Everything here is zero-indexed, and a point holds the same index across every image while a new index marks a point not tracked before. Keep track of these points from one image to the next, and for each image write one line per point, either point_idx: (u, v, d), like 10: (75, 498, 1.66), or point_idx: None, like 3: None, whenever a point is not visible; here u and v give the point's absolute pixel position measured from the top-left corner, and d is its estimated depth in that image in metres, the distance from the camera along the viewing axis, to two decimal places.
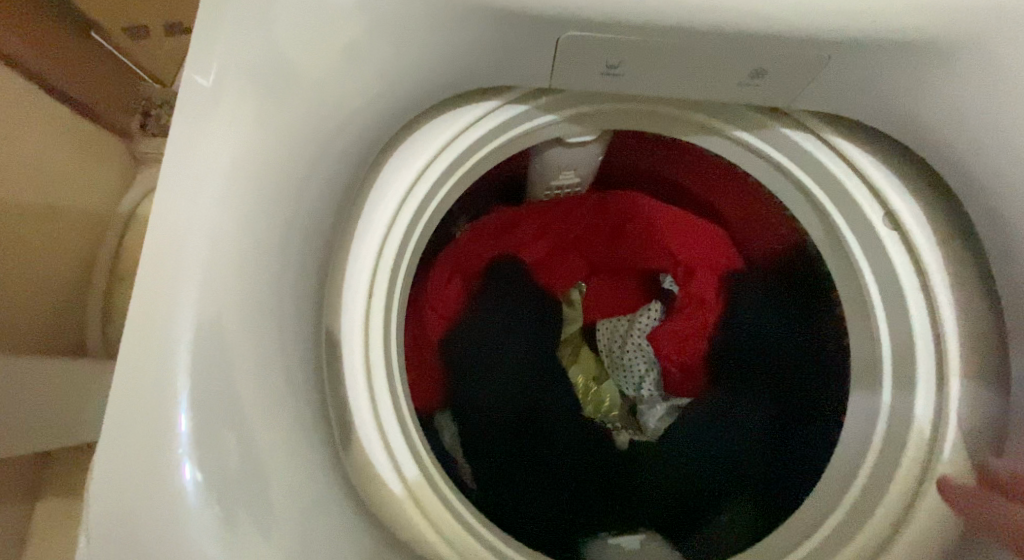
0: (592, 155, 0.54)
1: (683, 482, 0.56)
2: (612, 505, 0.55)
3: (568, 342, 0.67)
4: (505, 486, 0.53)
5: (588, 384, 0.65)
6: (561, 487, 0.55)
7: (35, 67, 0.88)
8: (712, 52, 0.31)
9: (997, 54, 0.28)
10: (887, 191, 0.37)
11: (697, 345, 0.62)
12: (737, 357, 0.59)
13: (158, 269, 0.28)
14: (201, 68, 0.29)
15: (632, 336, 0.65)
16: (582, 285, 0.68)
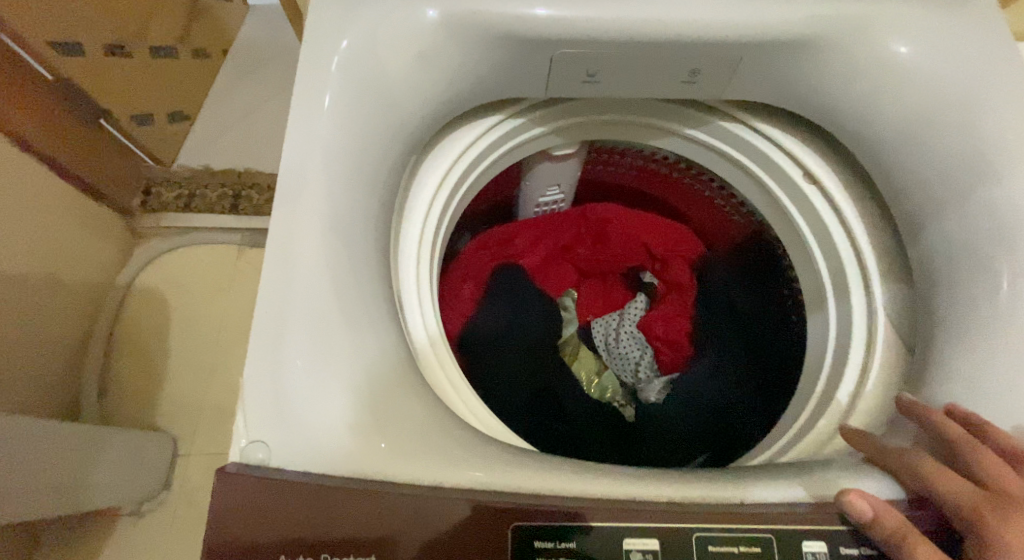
0: (572, 168, 0.69)
1: (691, 432, 0.63)
2: (632, 451, 0.62)
3: (568, 343, 0.75)
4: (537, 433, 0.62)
5: (591, 378, 0.74)
6: (586, 438, 0.62)
7: (48, 150, 0.97)
8: (661, 53, 0.44)
9: (846, 44, 0.42)
10: (801, 155, 0.50)
11: (683, 324, 0.72)
12: (717, 326, 0.69)
13: (290, 210, 0.37)
14: (309, 80, 0.40)
15: (625, 326, 0.75)
16: (573, 292, 0.78)
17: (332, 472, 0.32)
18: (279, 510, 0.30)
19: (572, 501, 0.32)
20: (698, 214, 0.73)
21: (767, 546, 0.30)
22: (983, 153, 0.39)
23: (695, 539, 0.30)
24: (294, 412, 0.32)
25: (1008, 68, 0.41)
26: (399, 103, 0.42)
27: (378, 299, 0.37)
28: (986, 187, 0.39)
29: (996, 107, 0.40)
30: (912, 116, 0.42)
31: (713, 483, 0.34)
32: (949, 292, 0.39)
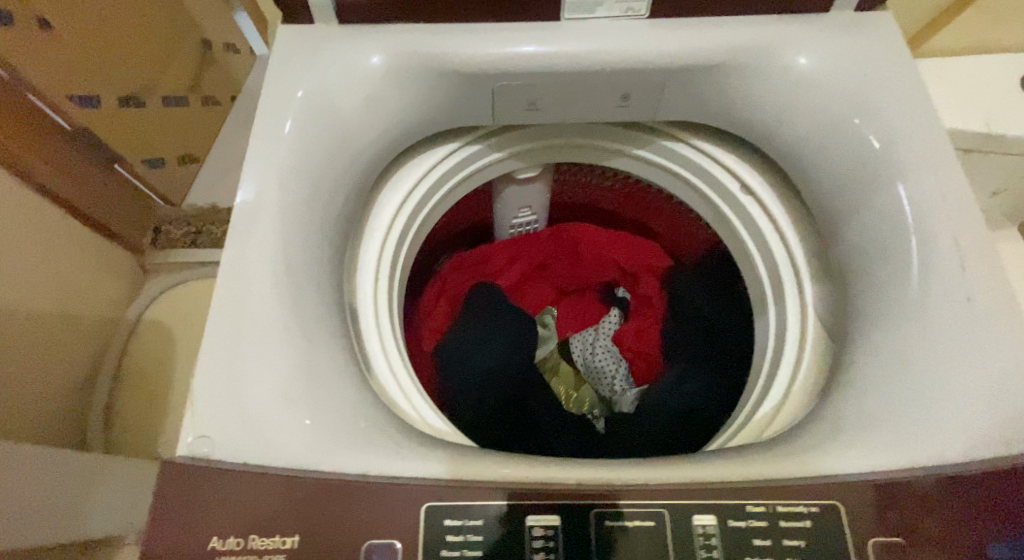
0: (541, 192, 0.72)
1: (657, 435, 0.63)
2: (591, 444, 0.64)
3: (549, 358, 0.79)
4: (501, 437, 0.63)
5: (569, 391, 0.77)
6: (550, 437, 0.64)
7: (67, 195, 1.04)
8: (591, 79, 0.48)
9: (752, 68, 0.47)
10: (735, 168, 0.54)
11: (652, 337, 0.74)
12: (683, 336, 0.71)
13: (246, 228, 0.41)
14: (269, 112, 0.45)
15: (601, 340, 0.76)
16: (553, 310, 0.80)
17: (272, 465, 0.34)
18: (210, 499, 0.33)
19: (490, 483, 0.34)
20: (665, 229, 0.76)
21: (660, 519, 0.33)
22: (885, 158, 0.43)
23: (595, 513, 0.33)
24: (239, 409, 0.35)
25: (907, 80, 0.45)
26: (351, 133, 0.46)
27: (322, 309, 0.41)
28: (888, 190, 0.42)
29: (897, 118, 0.43)
30: (819, 128, 0.46)
31: (627, 468, 0.36)
32: (864, 288, 0.42)
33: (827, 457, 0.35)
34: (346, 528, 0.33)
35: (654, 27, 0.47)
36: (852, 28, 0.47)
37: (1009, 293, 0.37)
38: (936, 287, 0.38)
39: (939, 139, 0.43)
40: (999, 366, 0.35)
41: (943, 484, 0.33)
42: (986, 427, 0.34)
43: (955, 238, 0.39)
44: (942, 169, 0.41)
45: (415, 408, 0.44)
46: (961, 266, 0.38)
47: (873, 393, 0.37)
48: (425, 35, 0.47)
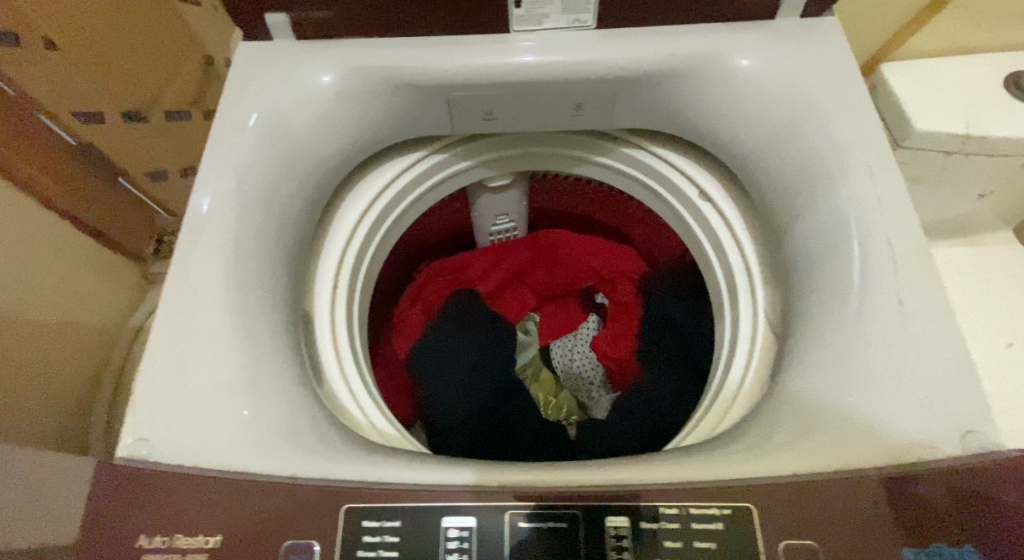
0: (517, 198, 0.72)
1: (624, 439, 0.62)
2: (556, 448, 0.63)
3: (529, 365, 0.78)
4: (467, 444, 0.62)
5: (549, 398, 0.75)
6: (518, 445, 0.63)
7: (64, 205, 1.06)
8: (543, 88, 0.49)
9: (700, 74, 0.47)
10: (694, 175, 0.54)
11: (630, 342, 0.72)
12: (658, 341, 0.69)
13: (196, 238, 0.43)
14: (225, 126, 0.47)
15: (579, 346, 0.77)
16: (535, 316, 0.81)
17: (204, 466, 0.35)
18: (137, 498, 0.33)
19: (413, 485, 0.35)
20: (643, 234, 0.74)
21: (573, 520, 0.33)
22: (826, 163, 0.43)
23: (509, 516, 0.33)
24: (177, 413, 0.36)
25: (851, 87, 0.45)
26: (306, 145, 0.48)
27: (271, 317, 0.42)
28: (828, 194, 0.42)
29: (838, 124, 0.44)
30: (765, 134, 0.46)
31: (550, 469, 0.36)
32: (808, 292, 0.41)
33: (753, 461, 0.35)
34: (268, 529, 0.33)
35: (602, 37, 0.48)
36: (799, 35, 0.47)
37: (940, 296, 0.37)
38: (870, 290, 0.38)
39: (881, 143, 0.43)
40: (927, 369, 0.35)
41: (862, 483, 0.33)
42: (920, 432, 0.34)
43: (891, 242, 0.39)
44: (882, 173, 0.42)
45: (365, 413, 0.45)
46: (894, 269, 0.38)
47: (805, 399, 0.37)
48: (380, 48, 0.48)
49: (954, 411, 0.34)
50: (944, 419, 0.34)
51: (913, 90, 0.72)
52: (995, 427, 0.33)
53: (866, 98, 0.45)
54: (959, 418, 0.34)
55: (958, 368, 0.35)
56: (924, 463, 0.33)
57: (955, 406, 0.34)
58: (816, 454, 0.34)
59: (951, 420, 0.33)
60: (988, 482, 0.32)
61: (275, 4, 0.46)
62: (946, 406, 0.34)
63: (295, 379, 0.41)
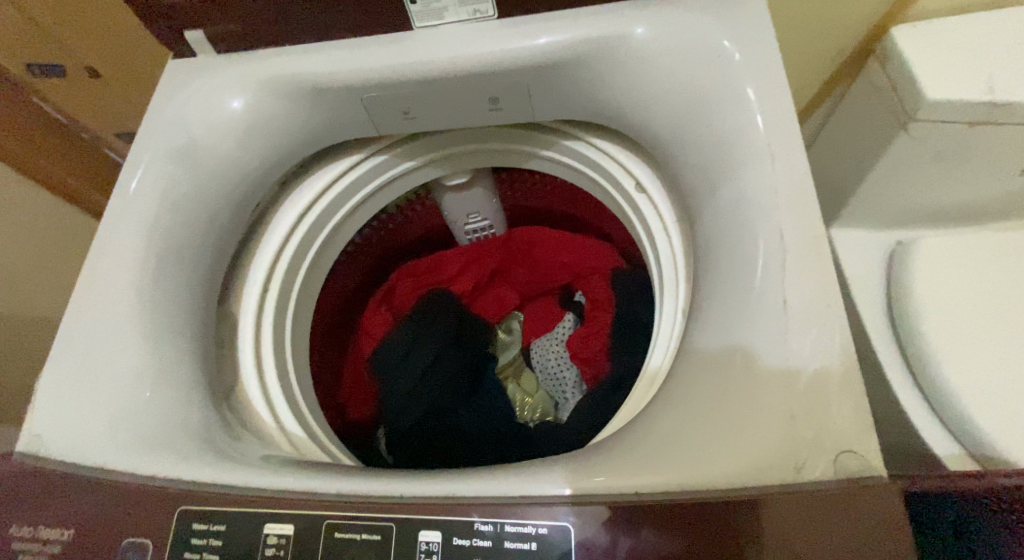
0: (483, 196, 0.68)
1: (569, 436, 0.59)
2: (504, 450, 0.62)
3: (510, 365, 0.74)
4: (417, 445, 0.63)
5: (523, 398, 0.71)
6: (468, 448, 0.63)
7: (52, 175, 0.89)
8: (452, 85, 0.48)
9: (609, 58, 0.44)
10: (629, 164, 0.51)
11: (600, 341, 0.66)
12: (627, 344, 0.63)
13: (108, 248, 0.45)
14: (147, 140, 0.49)
15: (554, 346, 0.71)
16: (519, 314, 0.77)
17: (82, 462, 0.38)
18: (15, 490, 0.37)
19: (259, 494, 0.35)
20: (612, 226, 0.67)
21: (385, 534, 0.33)
22: (730, 148, 0.40)
23: (325, 525, 0.34)
24: (67, 413, 0.39)
25: (762, 66, 0.41)
26: (226, 157, 0.50)
27: (182, 322, 0.46)
28: (729, 183, 0.39)
29: (748, 108, 0.40)
30: (676, 119, 0.43)
31: (401, 478, 0.36)
32: (708, 288, 0.38)
33: (596, 479, 0.32)
34: (118, 523, 0.35)
35: (504, 26, 0.46)
36: (719, 13, 0.43)
37: (825, 295, 0.34)
38: (754, 289, 0.35)
39: (786, 127, 0.39)
40: (805, 379, 0.32)
41: (699, 506, 0.30)
42: (773, 448, 0.31)
43: (785, 237, 0.36)
44: (782, 160, 0.38)
45: (273, 414, 0.48)
46: (782, 267, 0.35)
47: (673, 406, 0.34)
48: (291, 56, 0.50)
49: (828, 429, 0.31)
50: (816, 438, 0.31)
51: (926, 55, 0.62)
52: (869, 444, 0.31)
53: (779, 77, 0.41)
54: (834, 436, 0.31)
55: (840, 378, 0.32)
56: (782, 488, 0.30)
57: (831, 422, 0.31)
58: (671, 471, 0.32)
59: (825, 440, 0.31)
60: (843, 505, 0.30)
61: (188, 22, 0.49)
62: (820, 423, 0.31)
63: (195, 381, 0.44)
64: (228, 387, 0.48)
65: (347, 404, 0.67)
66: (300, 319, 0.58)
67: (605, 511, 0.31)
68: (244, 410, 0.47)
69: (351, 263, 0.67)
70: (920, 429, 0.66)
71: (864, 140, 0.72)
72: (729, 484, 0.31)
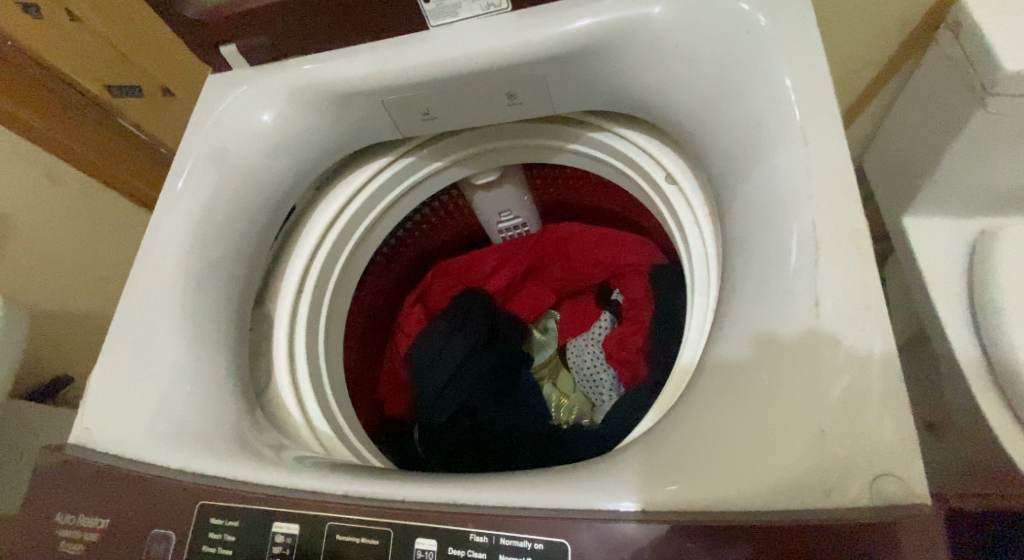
0: (516, 193, 0.67)
1: (600, 442, 0.57)
2: (533, 453, 0.61)
3: (546, 364, 0.72)
4: (450, 444, 0.65)
5: (559, 399, 0.68)
6: (500, 452, 0.62)
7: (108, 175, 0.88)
8: (470, 83, 0.47)
9: (628, 44, 0.42)
10: (659, 155, 0.48)
11: (637, 341, 0.62)
12: (664, 346, 0.58)
13: (153, 254, 0.49)
14: (191, 150, 0.53)
15: (590, 346, 0.68)
16: (556, 312, 0.75)
17: (119, 453, 0.40)
18: (60, 481, 0.40)
19: (271, 493, 0.37)
20: (647, 222, 0.63)
21: (384, 539, 0.33)
22: (758, 133, 0.37)
23: (327, 526, 0.34)
24: (108, 409, 0.42)
25: (795, 46, 0.38)
26: (261, 165, 0.53)
27: (219, 321, 0.48)
28: (757, 170, 0.36)
29: (778, 90, 0.37)
30: (701, 104, 0.40)
31: (408, 484, 0.35)
32: (735, 286, 0.35)
33: (599, 491, 0.31)
34: (143, 514, 0.38)
35: (520, 18, 0.45)
36: None
37: (862, 295, 0.31)
38: (781, 288, 0.32)
39: (821, 111, 0.36)
40: (838, 391, 0.29)
41: (711, 529, 0.28)
42: (794, 467, 0.28)
43: (818, 231, 0.33)
44: (815, 145, 0.35)
45: (303, 413, 0.51)
46: (816, 263, 0.32)
47: (688, 414, 0.32)
48: (319, 63, 0.51)
49: (862, 448, 0.28)
50: (848, 457, 0.28)
51: (1006, 21, 0.55)
52: (908, 467, 0.28)
53: (814, 56, 0.38)
54: (868, 457, 0.28)
55: (879, 391, 0.29)
56: (805, 511, 0.28)
57: (866, 440, 0.28)
58: (678, 486, 0.29)
59: (859, 461, 0.28)
60: (864, 540, 0.27)
61: (223, 36, 0.51)
62: (853, 439, 0.28)
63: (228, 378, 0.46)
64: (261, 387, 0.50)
65: (385, 401, 0.69)
66: (334, 319, 0.60)
67: (608, 527, 0.30)
68: (275, 408, 0.50)
69: (385, 263, 0.68)
70: (1004, 442, 0.59)
71: (936, 120, 0.65)
72: (745, 505, 0.28)
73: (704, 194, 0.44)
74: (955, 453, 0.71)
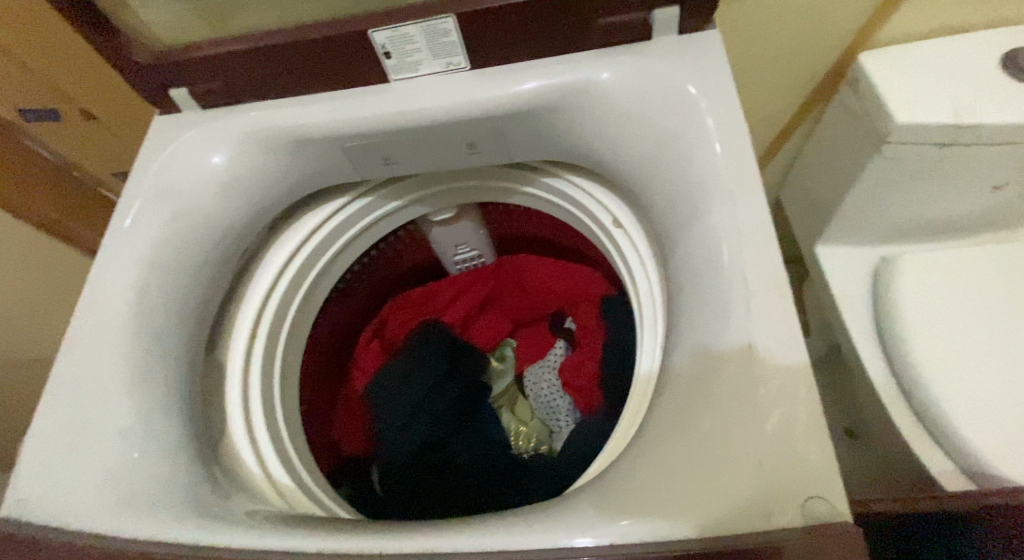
0: (471, 229, 0.69)
1: (560, 470, 0.60)
2: (495, 488, 0.63)
3: (504, 393, 0.74)
4: (410, 482, 0.64)
5: (518, 427, 0.70)
6: (462, 489, 0.63)
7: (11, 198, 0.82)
8: (428, 133, 0.49)
9: (578, 104, 0.46)
10: (608, 202, 0.52)
11: (591, 368, 0.66)
12: (615, 373, 0.62)
13: (96, 305, 0.47)
14: (135, 194, 0.52)
15: (546, 374, 0.71)
16: (512, 340, 0.77)
17: (66, 523, 0.39)
18: None
19: (235, 556, 0.36)
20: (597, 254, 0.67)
21: None
22: (696, 189, 0.41)
23: None
24: (53, 475, 0.41)
25: (724, 111, 0.42)
26: (212, 210, 0.52)
27: (169, 373, 0.47)
28: (696, 223, 0.40)
29: (709, 151, 0.41)
30: (644, 160, 0.44)
31: (380, 537, 0.37)
32: (683, 329, 0.39)
33: (569, 529, 0.33)
34: None
35: (477, 75, 0.47)
36: (680, 58, 0.45)
37: (789, 338, 0.35)
38: (722, 331, 0.36)
39: (748, 170, 0.40)
40: (774, 424, 0.33)
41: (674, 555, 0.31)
42: (740, 498, 0.32)
43: (749, 280, 0.37)
44: (743, 201, 0.39)
45: (260, 463, 0.50)
46: (749, 309, 0.36)
47: (647, 452, 0.35)
48: (274, 110, 0.52)
49: (797, 476, 0.32)
50: (786, 484, 0.32)
51: (892, 81, 0.63)
52: (837, 492, 0.31)
53: (740, 120, 0.42)
54: (803, 483, 0.32)
55: (807, 425, 0.33)
56: (751, 533, 0.31)
57: (800, 468, 0.32)
58: (640, 519, 0.32)
59: (794, 487, 0.32)
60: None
61: (173, 78, 0.51)
62: (789, 468, 0.32)
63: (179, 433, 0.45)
64: (214, 439, 0.49)
65: (342, 440, 0.69)
66: (288, 361, 0.60)
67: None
68: (231, 460, 0.49)
69: (341, 300, 0.69)
70: (911, 451, 0.66)
71: (840, 163, 0.73)
72: (699, 532, 0.31)
73: (648, 240, 0.48)
74: (873, 460, 0.78)
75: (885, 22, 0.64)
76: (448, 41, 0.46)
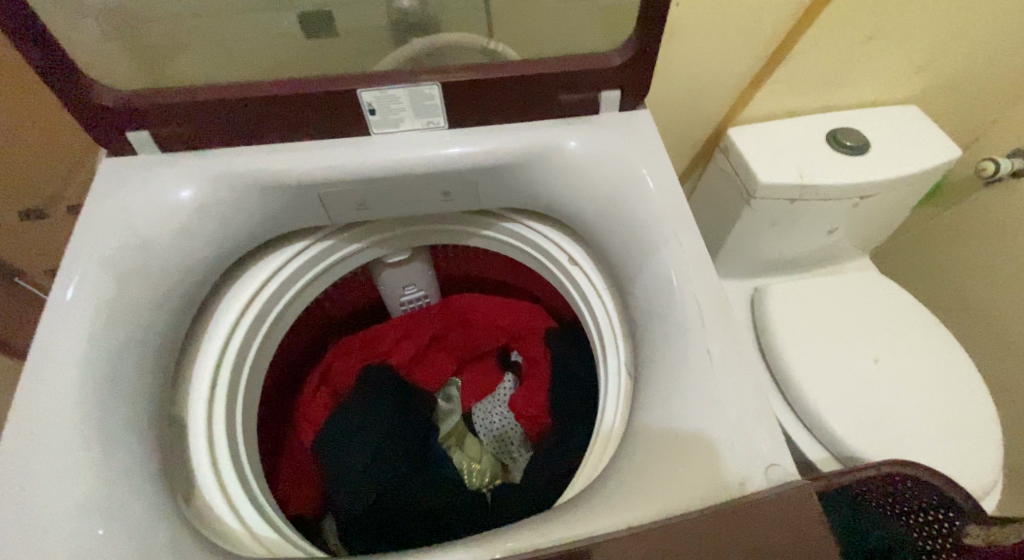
0: (420, 270, 0.73)
1: (526, 492, 0.65)
2: (458, 526, 0.65)
3: (452, 434, 0.77)
4: (372, 531, 0.65)
5: (471, 465, 0.74)
6: (425, 530, 0.64)
7: None
8: (406, 181, 0.54)
9: (544, 161, 0.54)
10: (564, 244, 0.60)
11: (540, 398, 0.72)
12: (565, 399, 0.69)
13: (51, 359, 0.44)
14: (89, 240, 0.49)
15: (497, 407, 0.76)
16: (458, 379, 0.82)
17: None
18: None
19: None
20: (540, 291, 0.75)
21: None
22: (648, 230, 0.50)
23: None
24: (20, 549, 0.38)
25: (660, 170, 0.53)
26: (177, 255, 0.51)
27: (132, 426, 0.45)
28: (651, 259, 0.49)
29: (654, 201, 0.51)
30: (601, 207, 0.53)
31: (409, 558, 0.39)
32: (651, 346, 0.47)
33: (588, 523, 0.39)
34: None
35: (452, 134, 0.54)
36: (622, 128, 0.55)
37: (736, 346, 0.44)
38: (685, 345, 0.45)
39: (685, 217, 0.50)
40: (735, 412, 0.42)
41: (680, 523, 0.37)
42: (719, 474, 0.40)
43: (699, 303, 0.47)
44: (686, 241, 0.49)
45: (234, 513, 0.48)
46: (703, 325, 0.45)
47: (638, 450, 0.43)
48: (248, 156, 0.53)
49: (759, 451, 0.40)
50: (751, 458, 0.40)
51: (755, 149, 0.80)
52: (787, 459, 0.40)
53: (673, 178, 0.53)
54: (765, 456, 0.40)
55: (760, 411, 0.42)
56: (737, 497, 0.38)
57: (761, 445, 0.41)
58: (644, 504, 0.39)
59: (757, 459, 0.40)
60: (785, 507, 0.37)
61: (137, 122, 0.51)
62: (751, 445, 0.41)
63: (154, 488, 0.43)
64: (185, 494, 0.47)
65: (287, 498, 0.66)
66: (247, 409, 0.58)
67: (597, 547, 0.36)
68: (204, 513, 0.47)
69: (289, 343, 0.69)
70: (798, 444, 0.80)
71: (720, 213, 0.89)
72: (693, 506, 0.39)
73: (602, 275, 0.57)
74: None
75: (745, 105, 0.82)
76: (431, 104, 0.52)
